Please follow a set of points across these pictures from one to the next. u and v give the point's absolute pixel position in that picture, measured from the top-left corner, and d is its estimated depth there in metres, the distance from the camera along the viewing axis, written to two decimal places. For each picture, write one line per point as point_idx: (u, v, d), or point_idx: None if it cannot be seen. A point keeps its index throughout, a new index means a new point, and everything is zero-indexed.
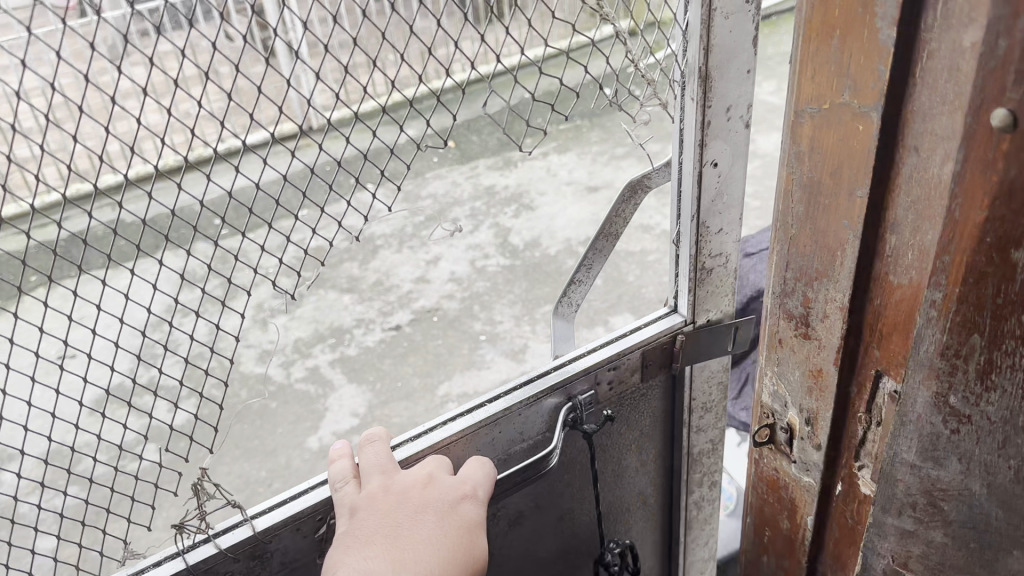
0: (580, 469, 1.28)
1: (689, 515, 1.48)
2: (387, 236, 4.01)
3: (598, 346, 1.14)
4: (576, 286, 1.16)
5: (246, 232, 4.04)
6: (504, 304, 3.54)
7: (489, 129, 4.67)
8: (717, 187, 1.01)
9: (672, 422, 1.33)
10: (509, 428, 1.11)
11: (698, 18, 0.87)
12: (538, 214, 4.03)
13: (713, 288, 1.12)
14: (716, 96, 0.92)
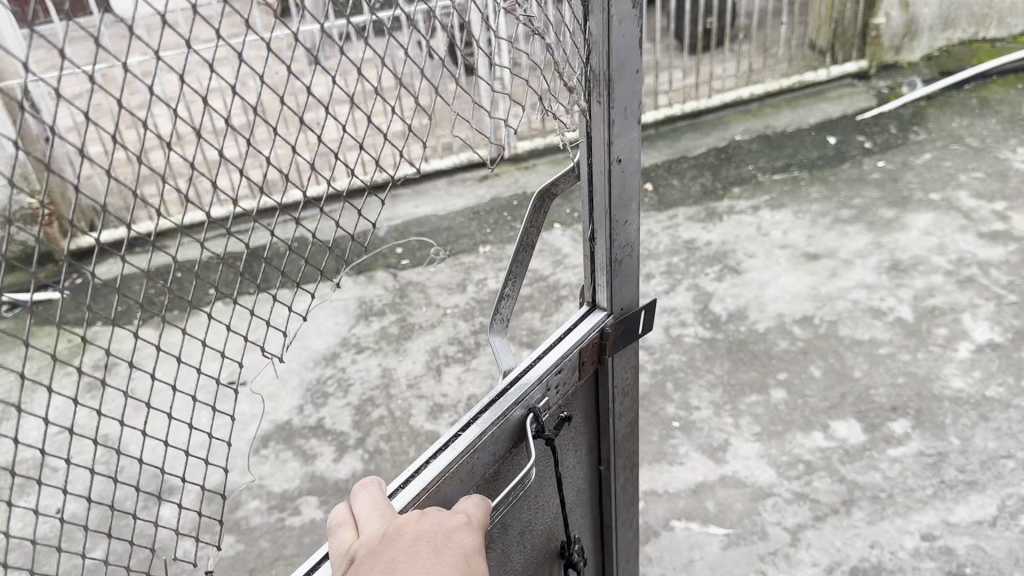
0: (542, 479, 1.45)
1: (616, 495, 1.72)
2: (573, 286, 3.54)
3: (541, 355, 1.34)
4: (504, 303, 1.37)
5: (426, 262, 3.82)
6: (704, 388, 2.99)
7: (694, 171, 4.20)
8: (618, 181, 1.28)
9: (597, 413, 1.56)
10: (485, 452, 1.24)
11: (599, 29, 1.13)
12: (747, 279, 3.47)
13: (622, 275, 1.39)
14: (616, 102, 1.20)
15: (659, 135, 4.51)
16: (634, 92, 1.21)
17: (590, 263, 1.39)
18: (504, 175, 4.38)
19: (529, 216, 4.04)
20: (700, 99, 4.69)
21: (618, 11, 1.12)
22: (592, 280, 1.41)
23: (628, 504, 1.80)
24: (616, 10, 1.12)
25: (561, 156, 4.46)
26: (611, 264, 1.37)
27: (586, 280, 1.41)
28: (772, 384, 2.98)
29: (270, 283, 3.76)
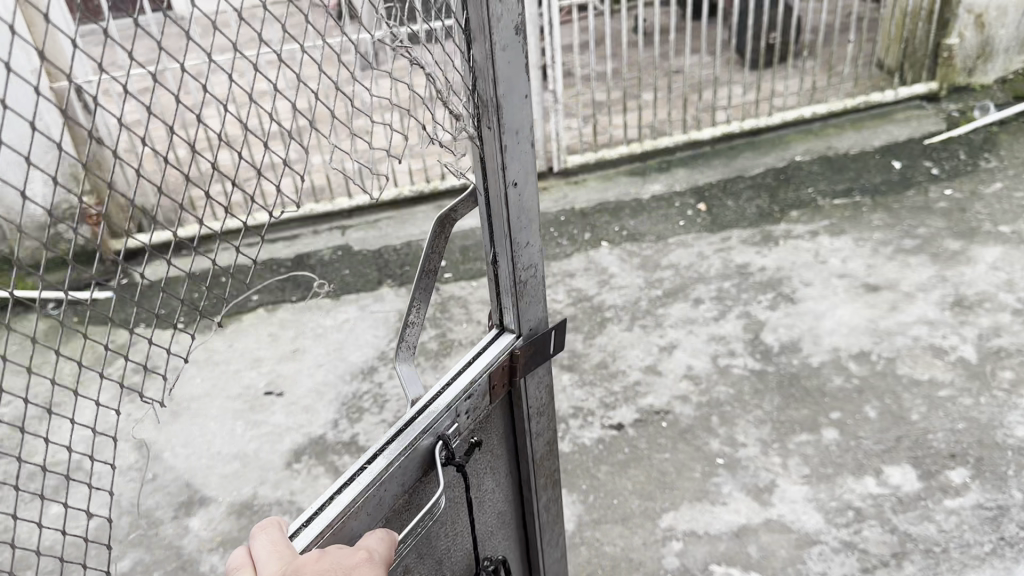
0: (457, 505, 1.48)
1: (539, 514, 1.78)
2: (618, 308, 3.44)
3: (447, 383, 1.38)
4: (409, 331, 1.40)
5: (469, 276, 3.76)
6: (752, 423, 2.88)
7: (750, 192, 4.07)
8: (515, 204, 1.34)
9: (513, 435, 1.62)
10: (392, 484, 1.26)
11: (483, 56, 1.19)
12: (801, 309, 3.34)
13: (526, 296, 1.45)
14: (506, 128, 1.26)
15: (714, 153, 4.39)
16: (523, 116, 1.27)
17: (496, 286, 1.44)
18: (553, 190, 4.29)
19: (577, 232, 3.95)
20: (759, 116, 4.53)
21: (500, 39, 1.18)
22: (499, 303, 1.47)
23: (553, 523, 1.85)
24: (498, 37, 1.18)
25: (612, 172, 4.36)
26: (517, 285, 1.42)
27: (494, 302, 1.46)
28: (823, 423, 2.86)
29: (314, 291, 3.76)
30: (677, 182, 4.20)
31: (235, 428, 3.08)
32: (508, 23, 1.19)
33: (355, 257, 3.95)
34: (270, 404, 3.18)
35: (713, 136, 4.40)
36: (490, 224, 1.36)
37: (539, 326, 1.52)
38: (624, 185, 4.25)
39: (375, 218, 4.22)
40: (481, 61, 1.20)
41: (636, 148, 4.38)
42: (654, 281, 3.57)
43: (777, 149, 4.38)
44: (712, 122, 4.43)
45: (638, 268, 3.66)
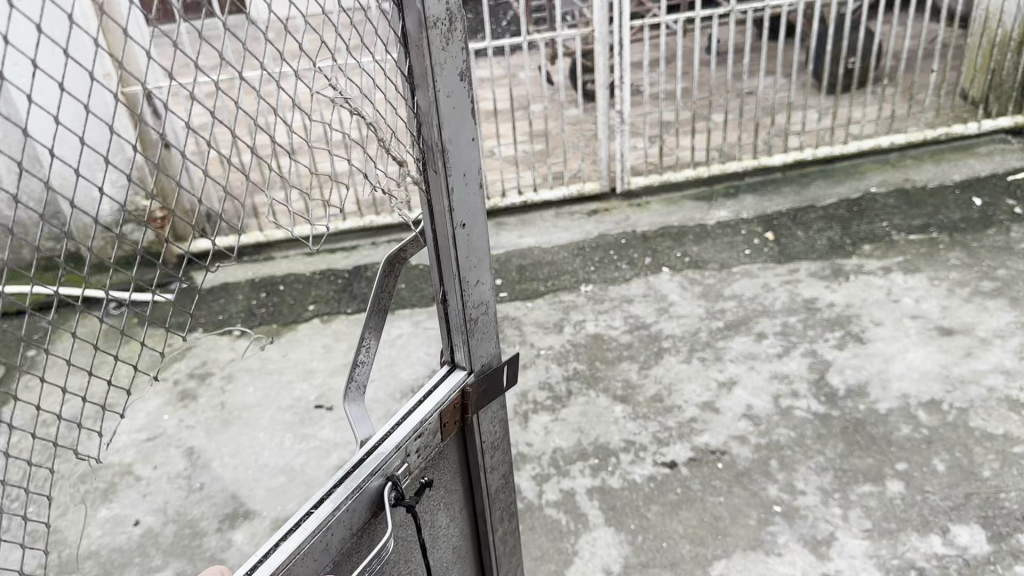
0: (406, 541, 1.52)
1: (495, 548, 1.82)
2: (677, 338, 3.34)
3: (396, 424, 1.40)
4: (359, 370, 1.43)
5: (525, 296, 3.70)
6: (812, 469, 2.76)
7: (820, 223, 3.93)
8: (463, 246, 1.39)
9: (467, 471, 1.66)
10: (340, 527, 1.27)
11: (427, 103, 1.25)
12: (870, 351, 3.20)
13: (477, 332, 1.50)
14: (452, 172, 1.32)
15: (785, 180, 4.27)
16: (469, 160, 1.33)
17: (446, 325, 1.49)
18: (615, 212, 4.21)
19: (637, 256, 3.86)
20: (834, 143, 4.39)
21: (444, 88, 1.24)
22: (449, 341, 1.51)
23: (510, 553, 1.89)
24: (442, 85, 1.24)
25: (677, 196, 4.26)
26: (466, 323, 1.47)
27: (446, 340, 1.50)
28: (888, 474, 2.72)
29: (369, 303, 3.75)
30: (745, 209, 4.09)
31: (284, 441, 3.07)
32: (451, 73, 1.25)
33: (411, 270, 3.93)
34: (320, 418, 3.16)
35: (781, 162, 4.28)
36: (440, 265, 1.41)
37: (490, 362, 1.56)
38: (689, 209, 4.15)
39: None
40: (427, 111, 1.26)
41: (702, 171, 4.27)
42: (715, 311, 3.46)
43: (849, 178, 4.24)
44: (784, 147, 4.30)
45: (699, 297, 3.56)
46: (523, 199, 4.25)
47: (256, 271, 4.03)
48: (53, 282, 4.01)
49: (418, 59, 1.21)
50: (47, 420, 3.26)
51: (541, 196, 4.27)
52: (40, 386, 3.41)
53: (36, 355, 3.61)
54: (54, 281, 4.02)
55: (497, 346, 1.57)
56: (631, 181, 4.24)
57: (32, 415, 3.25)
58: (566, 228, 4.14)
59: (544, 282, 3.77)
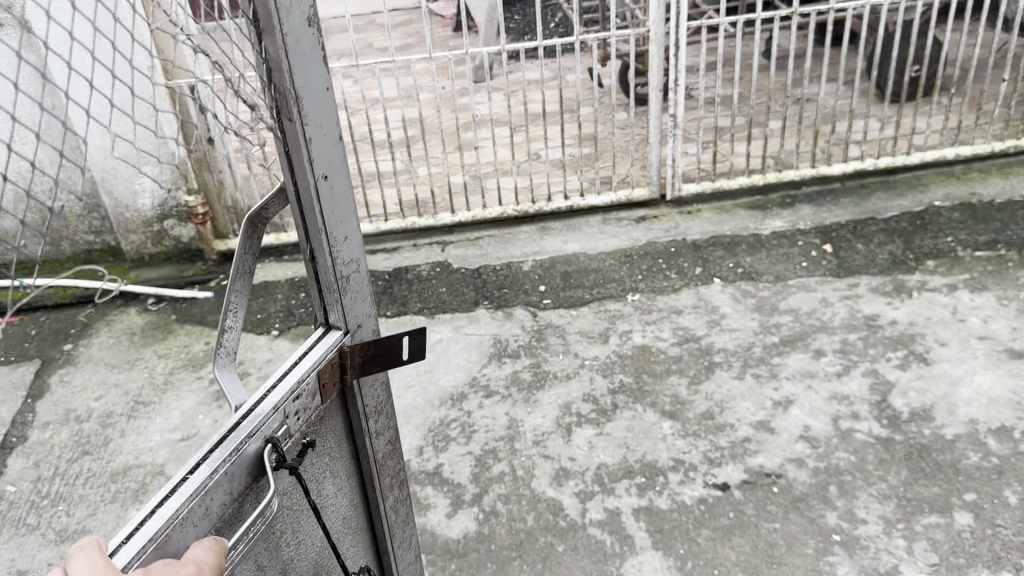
0: (298, 514, 1.38)
1: (388, 518, 1.69)
2: (729, 353, 3.19)
3: (269, 385, 1.26)
4: (225, 334, 1.28)
5: (569, 304, 3.57)
6: (874, 496, 2.59)
7: (881, 236, 3.75)
8: (328, 199, 1.27)
9: (354, 437, 1.53)
10: (218, 495, 1.13)
11: (274, 46, 1.12)
12: (935, 372, 3.02)
13: (349, 291, 1.37)
14: (309, 119, 1.19)
15: (844, 191, 4.10)
16: (326, 106, 1.21)
17: (313, 286, 1.36)
18: (664, 219, 4.07)
19: (687, 265, 3.71)
20: (896, 154, 4.21)
21: (291, 29, 1.12)
22: (317, 303, 1.38)
23: (403, 525, 1.77)
24: (289, 25, 1.11)
25: (730, 204, 4.10)
26: (338, 283, 1.35)
27: (317, 302, 1.36)
28: (957, 505, 2.54)
29: (409, 306, 3.65)
30: (801, 220, 3.92)
31: None
32: (299, 11, 1.13)
33: (454, 274, 3.83)
34: None
35: (840, 171, 4.11)
36: (304, 222, 1.27)
37: (366, 323, 1.44)
38: (743, 218, 3.99)
39: (475, 235, 4.10)
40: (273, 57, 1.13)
41: (757, 179, 4.12)
42: (770, 325, 3.31)
43: (911, 190, 4.05)
44: (843, 157, 4.14)
45: (753, 310, 3.40)
46: (569, 205, 4.13)
47: (295, 270, 3.95)
48: (92, 276, 3.99)
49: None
50: (80, 416, 3.19)
51: (589, 201, 4.14)
52: (76, 380, 3.36)
53: (73, 349, 3.56)
54: (92, 275, 4.01)
55: (371, 306, 1.45)
56: (682, 188, 4.10)
57: (66, 410, 3.19)
58: (613, 234, 4.00)
59: (591, 289, 3.64)
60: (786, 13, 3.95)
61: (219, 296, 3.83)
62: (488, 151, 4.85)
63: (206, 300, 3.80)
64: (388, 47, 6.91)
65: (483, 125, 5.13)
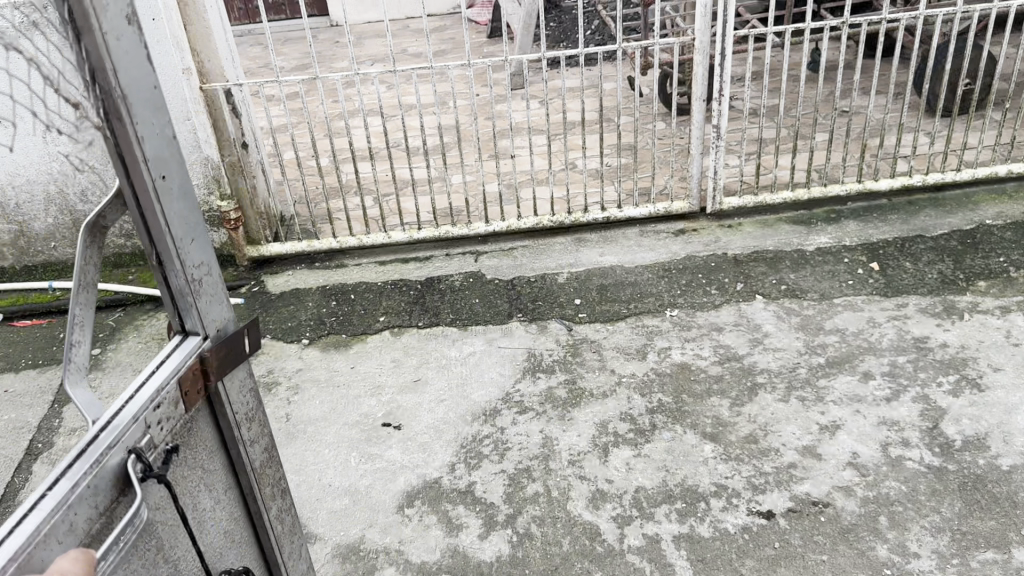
0: (174, 528, 1.34)
1: (272, 527, 1.67)
2: (773, 374, 3.08)
3: (126, 396, 1.23)
4: (74, 350, 1.24)
5: (605, 318, 3.47)
6: (927, 529, 2.45)
7: (930, 255, 3.62)
8: (168, 200, 1.25)
9: (228, 447, 1.50)
10: (81, 506, 1.10)
11: (95, 48, 1.10)
12: (990, 398, 2.87)
13: (204, 294, 1.35)
14: (138, 118, 1.17)
15: (891, 208, 3.98)
16: (153, 105, 1.20)
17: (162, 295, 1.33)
18: (704, 232, 3.97)
19: (728, 281, 3.61)
20: (945, 170, 4.08)
21: (109, 27, 1.11)
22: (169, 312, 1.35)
23: (289, 532, 1.75)
24: (106, 24, 1.11)
25: (772, 218, 4.01)
26: (194, 287, 1.33)
27: (168, 309, 1.33)
28: (1015, 541, 2.38)
29: (441, 316, 3.58)
30: (846, 237, 3.81)
31: (351, 459, 2.89)
32: (115, 11, 1.12)
33: (487, 285, 3.75)
34: (387, 437, 2.97)
35: (886, 187, 3.99)
36: (146, 225, 1.24)
37: (226, 326, 1.42)
38: (785, 234, 3.88)
39: (509, 245, 4.02)
40: (94, 57, 1.11)
41: (799, 193, 4.01)
42: (815, 346, 3.19)
43: (961, 208, 3.92)
44: (890, 173, 4.02)
45: (797, 329, 3.29)
46: (606, 215, 4.02)
47: (327, 278, 3.89)
48: (122, 280, 3.96)
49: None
50: None
51: (627, 212, 4.05)
52: (104, 385, 3.31)
53: (101, 353, 3.51)
54: (122, 278, 3.98)
55: (229, 310, 1.43)
56: (723, 202, 4.00)
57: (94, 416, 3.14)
58: (652, 247, 3.90)
59: (628, 303, 3.55)
60: (835, 23, 3.84)
61: (250, 302, 3.77)
62: (523, 160, 4.77)
63: (236, 305, 3.74)
64: (423, 54, 6.87)
65: (518, 133, 5.06)
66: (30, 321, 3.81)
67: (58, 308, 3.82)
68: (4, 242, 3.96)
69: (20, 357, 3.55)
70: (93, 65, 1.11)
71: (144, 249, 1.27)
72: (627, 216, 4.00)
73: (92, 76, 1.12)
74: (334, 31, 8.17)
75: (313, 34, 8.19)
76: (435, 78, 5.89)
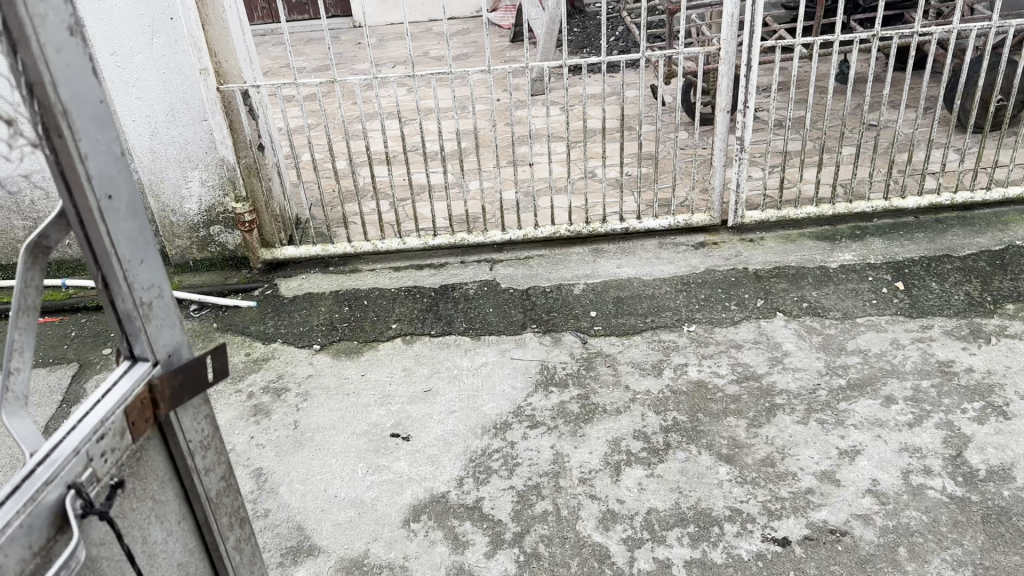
0: (120, 564, 1.30)
1: (231, 559, 1.63)
2: (792, 395, 3.00)
3: (67, 429, 1.19)
4: (13, 378, 1.23)
5: (621, 332, 3.41)
6: (948, 562, 2.36)
7: (957, 275, 3.53)
8: (114, 219, 1.21)
9: (180, 476, 1.46)
10: (13, 547, 1.06)
11: (31, 62, 1.06)
12: (1017, 427, 2.78)
13: (153, 318, 1.31)
14: (81, 134, 1.13)
15: (917, 226, 3.90)
16: (97, 122, 1.16)
17: (109, 318, 1.29)
18: (724, 245, 3.89)
19: (748, 297, 3.53)
20: (975, 188, 3.99)
21: (48, 39, 1.07)
22: (117, 335, 1.31)
23: (249, 563, 1.71)
24: (46, 37, 1.06)
25: (795, 233, 3.94)
26: (141, 311, 1.29)
27: (117, 333, 1.30)
28: None
29: (455, 325, 3.53)
30: (870, 254, 3.72)
31: (358, 470, 2.84)
32: (55, 24, 1.08)
33: (500, 294, 3.69)
34: (395, 448, 2.91)
35: (913, 204, 3.89)
36: (91, 247, 1.20)
37: (178, 350, 1.38)
38: (807, 250, 3.80)
39: (526, 254, 3.97)
40: (32, 70, 1.06)
41: (823, 208, 3.92)
42: (837, 367, 3.11)
43: (990, 228, 3.82)
44: (918, 190, 3.92)
45: (818, 349, 3.21)
46: (625, 226, 3.94)
47: (340, 283, 3.85)
48: None
49: (4, 8, 1.02)
50: None
51: (645, 223, 3.98)
52: None
53: (112, 353, 3.49)
54: None
55: (182, 333, 1.39)
56: (745, 215, 3.92)
57: None
58: (670, 260, 3.84)
59: (645, 316, 3.48)
60: (866, 36, 3.74)
61: (262, 305, 3.73)
62: (542, 168, 4.73)
63: (249, 308, 3.71)
64: (445, 57, 6.84)
65: (538, 140, 5.02)
66: (42, 318, 3.78)
67: (70, 306, 3.80)
68: (19, 238, 3.95)
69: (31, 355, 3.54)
70: (31, 80, 1.07)
71: (90, 272, 1.23)
72: (646, 227, 3.93)
73: (30, 90, 1.08)
74: (356, 32, 8.15)
75: (335, 34, 8.17)
76: (455, 82, 5.85)
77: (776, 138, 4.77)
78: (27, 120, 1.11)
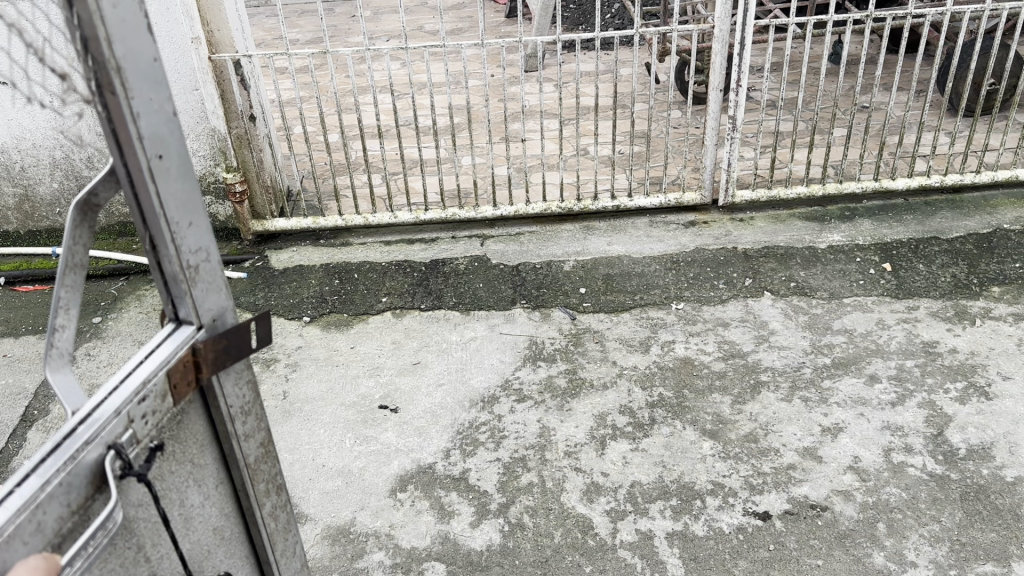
0: (155, 525, 1.32)
1: (267, 524, 1.65)
2: (777, 372, 3.03)
3: (110, 389, 1.20)
4: (58, 335, 1.22)
5: (609, 308, 3.43)
6: (925, 538, 2.40)
7: (944, 257, 3.56)
8: (163, 179, 1.21)
9: (220, 440, 1.48)
10: (52, 504, 1.08)
11: (88, 16, 1.06)
12: (998, 407, 2.81)
13: (199, 281, 1.32)
14: (133, 92, 1.14)
15: (906, 208, 3.93)
16: (151, 79, 1.16)
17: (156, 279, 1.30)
18: (714, 224, 3.92)
19: (736, 276, 3.55)
20: (965, 171, 4.01)
21: None
22: (163, 298, 1.32)
23: (284, 531, 1.73)
24: None
25: (785, 213, 3.96)
26: (189, 275, 1.30)
27: (163, 295, 1.31)
28: (1016, 554, 2.33)
29: (442, 299, 3.54)
30: (858, 236, 3.75)
31: (348, 440, 2.86)
32: None
33: (489, 269, 3.70)
34: (383, 420, 2.93)
35: (900, 186, 3.92)
36: (140, 207, 1.21)
37: (222, 316, 1.40)
38: (796, 230, 3.83)
39: (517, 230, 3.98)
40: (87, 25, 1.06)
41: (812, 189, 3.95)
42: (822, 346, 3.14)
43: (978, 212, 3.84)
44: (906, 173, 3.94)
45: (804, 328, 3.24)
46: (617, 204, 3.96)
47: (330, 255, 3.86)
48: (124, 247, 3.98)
49: None
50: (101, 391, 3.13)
51: (634, 201, 3.99)
52: (103, 355, 3.28)
53: (102, 322, 3.50)
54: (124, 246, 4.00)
55: (228, 298, 1.41)
56: (735, 194, 3.94)
57: (91, 384, 3.11)
58: (659, 238, 3.85)
59: (631, 293, 3.50)
60: (861, 16, 3.69)
61: (252, 277, 3.74)
62: (535, 144, 4.74)
63: (239, 280, 3.72)
64: (440, 31, 6.83)
65: (531, 116, 5.04)
66: (32, 285, 3.81)
67: None
68: (9, 205, 3.94)
69: (21, 322, 3.55)
70: (86, 35, 1.07)
71: (138, 232, 1.24)
72: (635, 205, 3.95)
73: (85, 45, 1.08)
74: (349, 6, 8.11)
75: (329, 6, 8.13)
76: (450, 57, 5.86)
77: (769, 119, 4.78)
78: (82, 75, 1.11)
